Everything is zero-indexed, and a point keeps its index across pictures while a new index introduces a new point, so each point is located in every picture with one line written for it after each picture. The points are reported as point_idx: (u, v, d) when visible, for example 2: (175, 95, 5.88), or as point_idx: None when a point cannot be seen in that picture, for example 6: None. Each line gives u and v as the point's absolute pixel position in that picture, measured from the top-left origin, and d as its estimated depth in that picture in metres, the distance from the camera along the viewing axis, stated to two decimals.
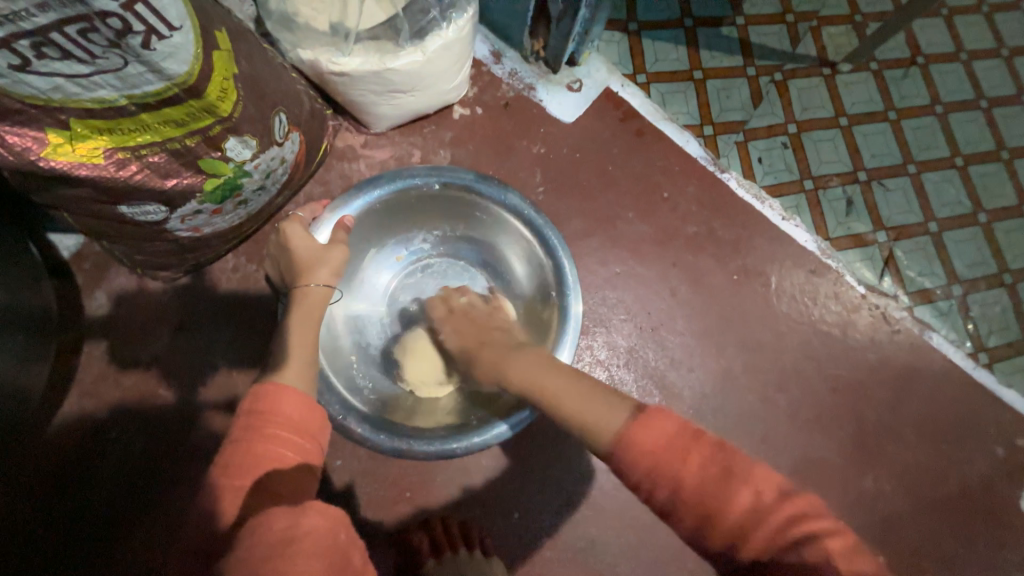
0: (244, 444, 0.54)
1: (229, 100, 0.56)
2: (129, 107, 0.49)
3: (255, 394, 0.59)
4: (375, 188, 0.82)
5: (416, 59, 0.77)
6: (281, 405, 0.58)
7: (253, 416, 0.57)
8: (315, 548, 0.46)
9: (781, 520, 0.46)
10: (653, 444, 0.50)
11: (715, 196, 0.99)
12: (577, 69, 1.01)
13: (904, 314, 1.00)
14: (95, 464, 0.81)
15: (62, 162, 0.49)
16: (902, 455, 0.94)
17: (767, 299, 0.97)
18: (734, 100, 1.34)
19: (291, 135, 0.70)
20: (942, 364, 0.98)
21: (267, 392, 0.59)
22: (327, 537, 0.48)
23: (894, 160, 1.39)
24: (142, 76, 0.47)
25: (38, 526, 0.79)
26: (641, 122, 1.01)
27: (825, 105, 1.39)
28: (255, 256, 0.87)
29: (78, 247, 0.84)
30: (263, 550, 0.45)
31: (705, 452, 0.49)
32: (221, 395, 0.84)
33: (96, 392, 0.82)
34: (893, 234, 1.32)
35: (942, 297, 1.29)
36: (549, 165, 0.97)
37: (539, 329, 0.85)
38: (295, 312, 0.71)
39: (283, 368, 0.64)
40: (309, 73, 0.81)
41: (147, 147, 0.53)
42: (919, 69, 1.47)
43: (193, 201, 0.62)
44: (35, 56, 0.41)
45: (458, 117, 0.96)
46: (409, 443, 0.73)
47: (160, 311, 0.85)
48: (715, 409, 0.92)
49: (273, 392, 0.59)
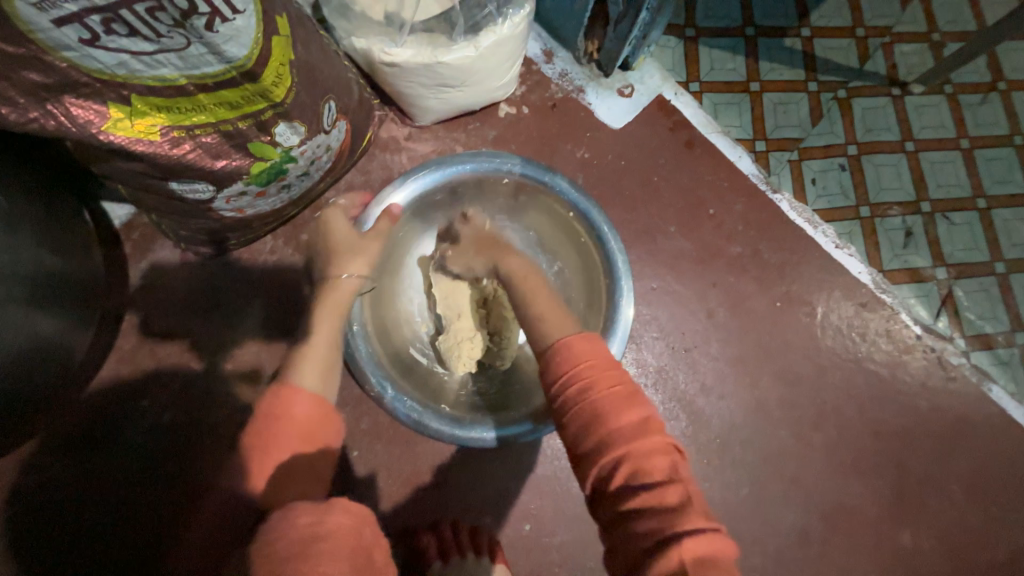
0: (265, 453, 0.55)
1: (284, 86, 0.56)
2: (187, 87, 0.49)
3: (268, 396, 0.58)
4: (420, 176, 0.81)
5: (468, 54, 0.75)
6: (293, 408, 0.57)
7: (265, 420, 0.56)
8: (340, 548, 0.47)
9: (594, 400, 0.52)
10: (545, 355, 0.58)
11: (764, 217, 0.94)
12: (630, 74, 0.98)
13: (962, 361, 0.92)
14: (127, 428, 0.84)
15: (120, 137, 0.50)
16: (945, 512, 0.88)
17: (811, 331, 0.92)
18: (791, 116, 1.27)
19: (338, 123, 0.70)
20: (1000, 419, 0.91)
21: (280, 394, 0.58)
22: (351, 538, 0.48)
23: (963, 191, 1.29)
24: (203, 57, 0.48)
25: (70, 482, 0.82)
26: (692, 133, 0.97)
27: (891, 127, 1.31)
28: (292, 240, 0.88)
29: (129, 217, 0.87)
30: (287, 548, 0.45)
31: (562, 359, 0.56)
32: (248, 374, 0.85)
33: (133, 359, 0.85)
34: (955, 272, 1.23)
35: (1003, 344, 1.20)
36: (592, 172, 0.94)
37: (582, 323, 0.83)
38: (323, 306, 0.69)
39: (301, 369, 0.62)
40: (361, 61, 0.81)
41: (201, 127, 0.54)
42: (1001, 95, 1.36)
43: (239, 183, 0.63)
44: (105, 32, 0.42)
45: (504, 115, 0.95)
46: (463, 430, 0.75)
47: (197, 286, 0.87)
48: (743, 440, 0.88)
49: (287, 395, 0.58)
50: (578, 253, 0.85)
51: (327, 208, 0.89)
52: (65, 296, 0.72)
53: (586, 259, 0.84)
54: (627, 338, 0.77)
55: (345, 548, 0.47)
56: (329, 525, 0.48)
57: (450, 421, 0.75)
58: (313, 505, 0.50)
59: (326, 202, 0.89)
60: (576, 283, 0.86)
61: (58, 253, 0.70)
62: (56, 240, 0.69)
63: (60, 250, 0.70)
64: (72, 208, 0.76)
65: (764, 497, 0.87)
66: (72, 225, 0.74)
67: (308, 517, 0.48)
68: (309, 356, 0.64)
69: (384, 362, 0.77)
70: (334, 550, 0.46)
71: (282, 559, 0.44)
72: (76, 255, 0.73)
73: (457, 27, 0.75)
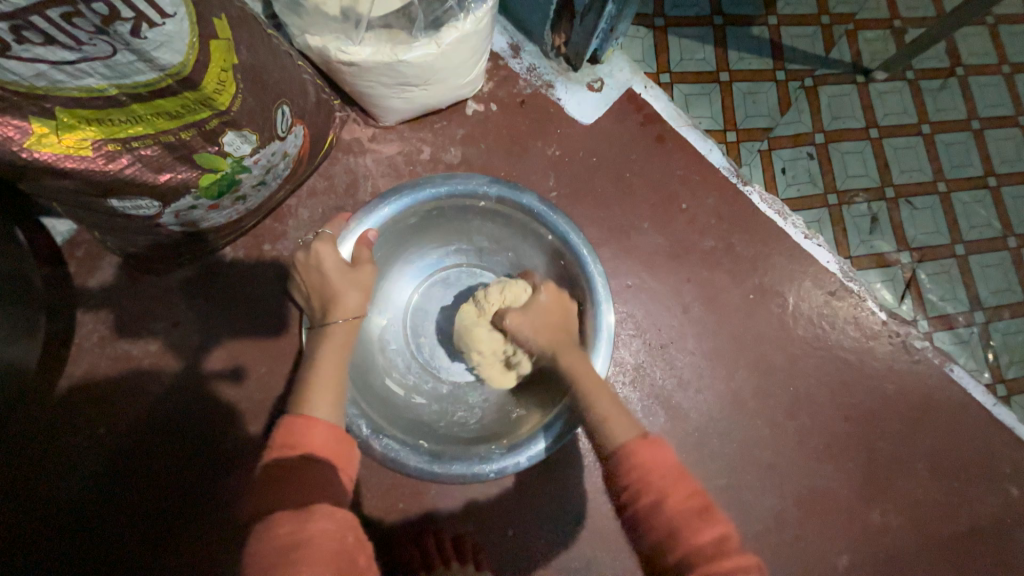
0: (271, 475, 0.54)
1: (228, 92, 0.52)
2: (119, 97, 0.45)
3: (285, 427, 0.58)
4: (386, 206, 0.77)
5: (430, 52, 0.72)
6: (310, 439, 0.56)
7: (283, 452, 0.55)
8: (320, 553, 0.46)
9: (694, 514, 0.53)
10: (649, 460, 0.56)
11: (735, 210, 0.95)
12: (599, 68, 0.96)
13: (926, 344, 0.95)
14: (82, 457, 0.79)
15: (46, 154, 0.46)
16: (912, 490, 0.91)
17: (784, 322, 0.93)
18: (761, 105, 1.28)
19: (294, 129, 0.66)
20: (961, 398, 0.94)
21: (298, 426, 0.57)
22: (333, 542, 0.48)
23: (924, 176, 1.33)
24: (132, 65, 0.44)
25: (24, 519, 0.77)
26: (663, 127, 0.96)
27: (856, 115, 1.33)
28: (254, 251, 0.84)
29: (71, 234, 0.81)
30: (271, 553, 0.46)
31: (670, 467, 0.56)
32: (215, 394, 0.82)
33: (86, 384, 0.80)
34: (918, 255, 1.27)
35: (964, 323, 1.25)
36: (564, 169, 0.92)
37: None
38: (325, 342, 0.67)
39: (314, 395, 0.61)
40: (317, 61, 0.77)
41: (139, 140, 0.50)
42: (958, 80, 1.40)
43: (188, 196, 0.59)
44: (15, 40, 0.38)
45: (472, 113, 0.92)
46: (445, 466, 0.71)
47: (154, 303, 0.82)
48: (721, 432, 0.89)
49: (305, 428, 0.57)
50: (556, 273, 0.84)
51: (290, 215, 0.85)
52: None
53: (564, 277, 0.82)
54: (611, 354, 0.75)
55: (327, 553, 0.47)
56: (309, 532, 0.48)
57: (431, 459, 0.71)
58: (293, 512, 0.50)
59: (289, 209, 0.85)
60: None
61: None
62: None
63: None
64: (4, 226, 0.70)
65: (742, 487, 0.88)
66: (2, 247, 0.68)
67: (288, 525, 0.48)
68: (321, 384, 0.63)
69: (360, 397, 0.73)
70: (314, 557, 0.46)
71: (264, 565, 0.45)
72: (6, 280, 0.67)
73: (418, 22, 0.72)
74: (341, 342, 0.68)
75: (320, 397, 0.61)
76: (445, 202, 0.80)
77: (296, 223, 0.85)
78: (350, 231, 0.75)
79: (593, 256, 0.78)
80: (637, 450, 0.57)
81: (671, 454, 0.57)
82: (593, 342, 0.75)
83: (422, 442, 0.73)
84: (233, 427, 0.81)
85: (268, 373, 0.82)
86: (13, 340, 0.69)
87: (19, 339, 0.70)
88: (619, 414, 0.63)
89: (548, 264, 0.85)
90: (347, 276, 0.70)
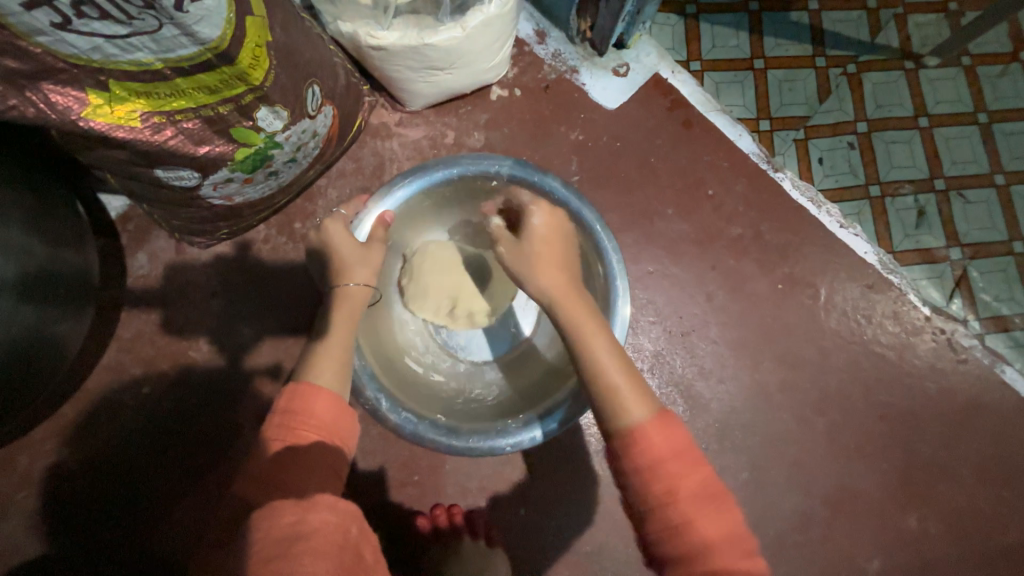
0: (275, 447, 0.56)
1: (262, 68, 0.55)
2: (164, 71, 0.49)
3: (289, 393, 0.60)
4: (398, 188, 0.79)
5: (455, 36, 0.74)
6: (310, 404, 0.59)
7: (285, 416, 0.58)
8: (324, 547, 0.47)
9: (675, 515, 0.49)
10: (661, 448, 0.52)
11: (765, 197, 0.92)
12: (625, 53, 0.95)
13: (974, 342, 0.89)
14: (126, 416, 0.85)
15: (100, 123, 0.50)
16: (954, 495, 0.85)
17: (814, 313, 0.89)
18: (798, 93, 1.23)
19: (324, 108, 0.69)
20: (1014, 402, 0.88)
21: (301, 391, 0.60)
22: (337, 533, 0.49)
23: (979, 168, 1.24)
24: (177, 39, 0.47)
25: (74, 469, 0.84)
26: (690, 112, 0.94)
27: (903, 103, 1.26)
28: (286, 228, 0.88)
29: (124, 209, 0.88)
30: (271, 548, 0.47)
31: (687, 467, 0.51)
32: (247, 364, 0.86)
33: (132, 348, 0.86)
34: (970, 251, 1.19)
35: (1021, 326, 1.15)
36: (587, 154, 0.92)
37: None
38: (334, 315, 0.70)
39: (317, 364, 0.64)
40: (348, 46, 0.80)
41: (182, 113, 0.54)
42: (1021, 66, 1.29)
43: (224, 169, 0.63)
44: (76, 15, 0.42)
45: (496, 99, 0.93)
46: (462, 439, 0.72)
47: (194, 276, 0.88)
48: (743, 424, 0.86)
49: (306, 393, 0.60)
50: None
51: (320, 196, 0.89)
52: (59, 288, 0.72)
53: (578, 252, 0.83)
54: (624, 338, 0.75)
55: (333, 544, 0.48)
56: (312, 523, 0.49)
57: (449, 432, 0.72)
58: (297, 503, 0.51)
59: (318, 190, 0.89)
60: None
61: (54, 243, 0.71)
62: (46, 233, 0.70)
63: (55, 239, 0.72)
64: (66, 199, 0.77)
65: (766, 482, 0.85)
66: (65, 218, 0.75)
67: (292, 515, 0.49)
68: (324, 354, 0.65)
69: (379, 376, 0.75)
70: (320, 548, 0.47)
71: (263, 560, 0.46)
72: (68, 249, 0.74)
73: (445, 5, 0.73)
74: (344, 314, 0.70)
75: (323, 367, 0.64)
76: (456, 183, 0.82)
77: (325, 203, 0.89)
78: (367, 212, 0.77)
79: (606, 227, 0.79)
80: (653, 444, 0.52)
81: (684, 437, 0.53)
82: (609, 324, 0.75)
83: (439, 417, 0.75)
84: (264, 396, 0.86)
85: (296, 344, 0.87)
86: (69, 304, 0.75)
87: (74, 303, 0.76)
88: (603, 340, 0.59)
89: None
90: (358, 253, 0.73)
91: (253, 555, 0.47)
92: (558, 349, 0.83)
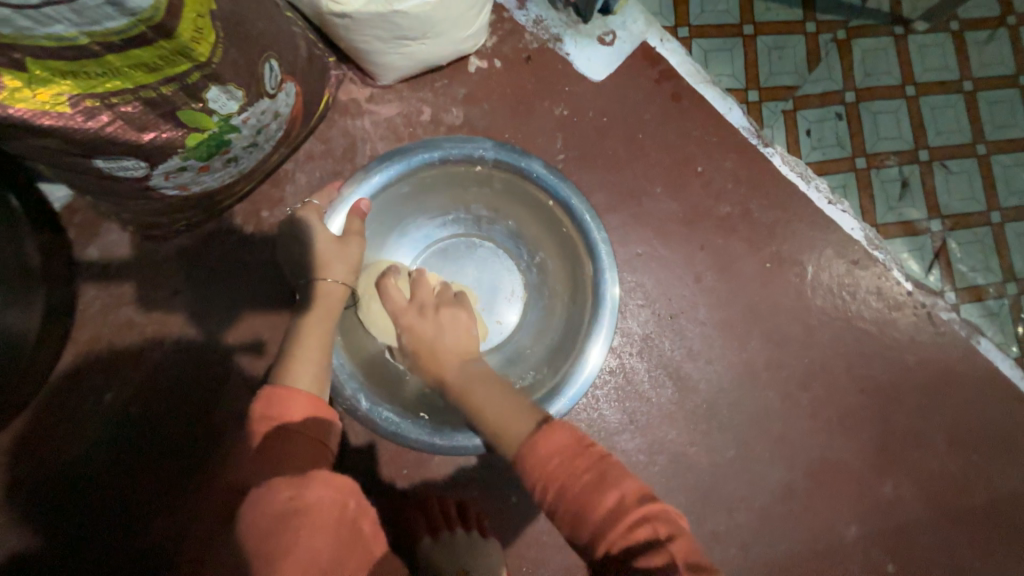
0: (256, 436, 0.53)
1: (208, 41, 0.49)
2: (91, 47, 0.43)
3: (265, 396, 0.56)
4: (374, 175, 0.74)
5: (427, 1, 0.67)
6: (288, 408, 0.55)
7: (261, 410, 0.55)
8: (323, 522, 0.46)
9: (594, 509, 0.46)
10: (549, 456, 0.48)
11: (755, 173, 0.89)
12: (611, 19, 0.89)
13: (952, 315, 0.91)
14: (94, 420, 0.81)
15: (21, 110, 0.44)
16: (927, 462, 0.89)
17: (801, 291, 0.89)
18: (787, 61, 1.19)
19: (284, 86, 0.63)
20: (986, 371, 0.90)
21: (278, 396, 0.56)
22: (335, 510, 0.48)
23: (962, 138, 1.23)
24: (101, 10, 0.41)
25: (41, 477, 0.80)
26: (679, 84, 0.90)
27: (891, 71, 1.23)
28: (252, 217, 0.82)
29: (71, 199, 0.80)
30: (267, 523, 0.45)
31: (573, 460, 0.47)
32: (221, 362, 0.82)
33: (94, 349, 0.81)
34: (949, 223, 1.20)
35: (994, 295, 1.18)
36: (572, 130, 0.87)
37: (572, 309, 0.79)
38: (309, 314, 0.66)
39: (293, 367, 0.61)
40: (309, 14, 0.72)
41: (118, 95, 0.48)
42: (1008, 31, 1.27)
43: (175, 156, 0.57)
44: None
45: (474, 71, 0.87)
46: (444, 437, 0.71)
47: (156, 271, 0.82)
48: (729, 403, 0.87)
49: (283, 396, 0.56)
50: (558, 238, 0.80)
51: (287, 180, 0.82)
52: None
53: (566, 242, 0.79)
54: (612, 332, 0.73)
55: (332, 519, 0.47)
56: (309, 500, 0.47)
57: (430, 430, 0.71)
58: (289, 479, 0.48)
59: (286, 174, 0.82)
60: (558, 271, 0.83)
61: None
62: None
63: None
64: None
65: (750, 458, 0.87)
66: None
67: (288, 490, 0.47)
68: (300, 356, 0.62)
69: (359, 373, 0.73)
70: (318, 523, 0.46)
71: (262, 532, 0.44)
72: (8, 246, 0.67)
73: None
74: (321, 315, 0.66)
75: (301, 369, 0.61)
76: (437, 169, 0.77)
77: (294, 188, 0.83)
78: (340, 202, 0.73)
79: (595, 214, 0.76)
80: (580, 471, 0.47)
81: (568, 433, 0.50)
82: (598, 319, 0.74)
83: (421, 414, 0.73)
84: (241, 395, 0.82)
85: (272, 340, 0.82)
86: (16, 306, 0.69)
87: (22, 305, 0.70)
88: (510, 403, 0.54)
89: (550, 234, 0.81)
90: (333, 247, 0.69)
91: (247, 534, 0.45)
92: (545, 344, 0.81)
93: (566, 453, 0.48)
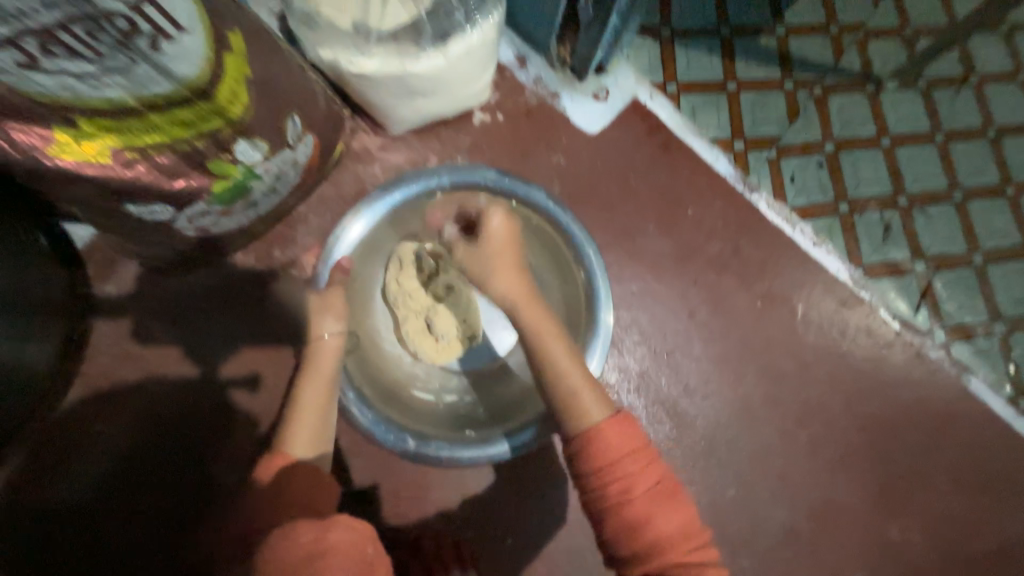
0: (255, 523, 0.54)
1: (240, 102, 0.54)
2: (138, 108, 0.48)
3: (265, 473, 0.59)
4: (350, 225, 0.75)
5: (438, 63, 0.74)
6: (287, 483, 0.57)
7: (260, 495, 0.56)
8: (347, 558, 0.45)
9: (635, 502, 0.52)
10: (621, 446, 0.54)
11: (743, 216, 0.94)
12: (604, 78, 0.97)
13: (942, 354, 0.93)
14: (93, 458, 0.81)
15: (67, 162, 0.48)
16: (930, 503, 0.88)
17: (794, 329, 0.92)
18: (768, 114, 1.29)
19: (304, 138, 0.68)
20: (980, 410, 0.92)
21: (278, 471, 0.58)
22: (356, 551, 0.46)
23: (939, 184, 1.30)
24: (150, 77, 0.46)
25: (37, 518, 0.79)
26: (668, 135, 0.97)
27: (867, 123, 1.32)
28: (263, 256, 0.86)
29: (89, 238, 0.84)
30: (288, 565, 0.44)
31: (643, 459, 0.54)
32: (224, 397, 0.83)
33: (99, 383, 0.82)
34: (934, 264, 1.25)
35: (983, 334, 1.22)
36: (570, 177, 0.93)
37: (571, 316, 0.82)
38: (307, 368, 0.68)
39: (292, 435, 0.63)
40: (329, 72, 0.79)
41: (155, 147, 0.52)
42: (972, 88, 1.38)
43: (201, 201, 0.61)
44: (44, 54, 0.40)
45: (478, 123, 0.93)
46: (497, 445, 0.72)
47: (166, 307, 0.84)
48: (728, 441, 0.88)
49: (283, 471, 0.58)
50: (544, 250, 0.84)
51: (299, 221, 0.85)
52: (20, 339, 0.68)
53: (553, 254, 0.83)
54: (606, 355, 0.75)
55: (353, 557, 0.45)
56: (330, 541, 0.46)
57: (481, 442, 0.72)
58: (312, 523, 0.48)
59: (298, 216, 0.86)
60: (547, 276, 0.85)
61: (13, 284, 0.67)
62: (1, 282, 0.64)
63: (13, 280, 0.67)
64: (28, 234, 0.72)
65: (751, 497, 0.87)
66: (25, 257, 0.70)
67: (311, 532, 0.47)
68: (297, 421, 0.65)
69: (396, 414, 0.74)
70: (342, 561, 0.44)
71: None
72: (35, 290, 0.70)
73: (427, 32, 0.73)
74: (316, 370, 0.67)
75: (298, 438, 0.63)
76: (412, 206, 0.79)
77: (305, 228, 0.86)
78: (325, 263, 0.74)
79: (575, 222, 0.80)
80: (609, 430, 0.55)
81: (640, 430, 0.56)
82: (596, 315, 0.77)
83: (467, 431, 0.75)
84: (241, 430, 0.83)
85: (276, 376, 0.84)
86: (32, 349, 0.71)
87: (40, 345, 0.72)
88: (589, 388, 0.59)
89: (535, 246, 0.85)
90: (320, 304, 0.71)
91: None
92: None
93: (647, 471, 0.54)
